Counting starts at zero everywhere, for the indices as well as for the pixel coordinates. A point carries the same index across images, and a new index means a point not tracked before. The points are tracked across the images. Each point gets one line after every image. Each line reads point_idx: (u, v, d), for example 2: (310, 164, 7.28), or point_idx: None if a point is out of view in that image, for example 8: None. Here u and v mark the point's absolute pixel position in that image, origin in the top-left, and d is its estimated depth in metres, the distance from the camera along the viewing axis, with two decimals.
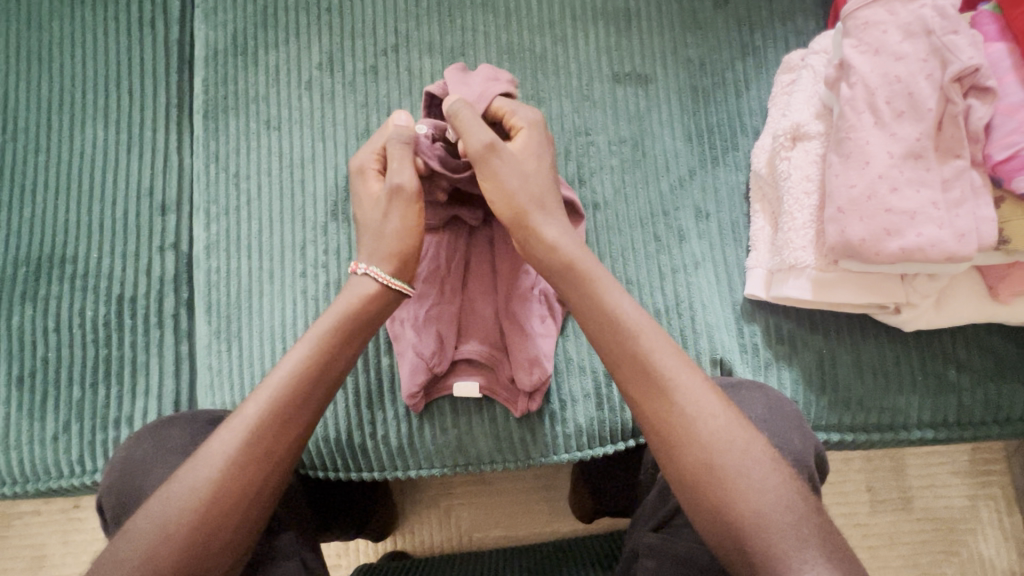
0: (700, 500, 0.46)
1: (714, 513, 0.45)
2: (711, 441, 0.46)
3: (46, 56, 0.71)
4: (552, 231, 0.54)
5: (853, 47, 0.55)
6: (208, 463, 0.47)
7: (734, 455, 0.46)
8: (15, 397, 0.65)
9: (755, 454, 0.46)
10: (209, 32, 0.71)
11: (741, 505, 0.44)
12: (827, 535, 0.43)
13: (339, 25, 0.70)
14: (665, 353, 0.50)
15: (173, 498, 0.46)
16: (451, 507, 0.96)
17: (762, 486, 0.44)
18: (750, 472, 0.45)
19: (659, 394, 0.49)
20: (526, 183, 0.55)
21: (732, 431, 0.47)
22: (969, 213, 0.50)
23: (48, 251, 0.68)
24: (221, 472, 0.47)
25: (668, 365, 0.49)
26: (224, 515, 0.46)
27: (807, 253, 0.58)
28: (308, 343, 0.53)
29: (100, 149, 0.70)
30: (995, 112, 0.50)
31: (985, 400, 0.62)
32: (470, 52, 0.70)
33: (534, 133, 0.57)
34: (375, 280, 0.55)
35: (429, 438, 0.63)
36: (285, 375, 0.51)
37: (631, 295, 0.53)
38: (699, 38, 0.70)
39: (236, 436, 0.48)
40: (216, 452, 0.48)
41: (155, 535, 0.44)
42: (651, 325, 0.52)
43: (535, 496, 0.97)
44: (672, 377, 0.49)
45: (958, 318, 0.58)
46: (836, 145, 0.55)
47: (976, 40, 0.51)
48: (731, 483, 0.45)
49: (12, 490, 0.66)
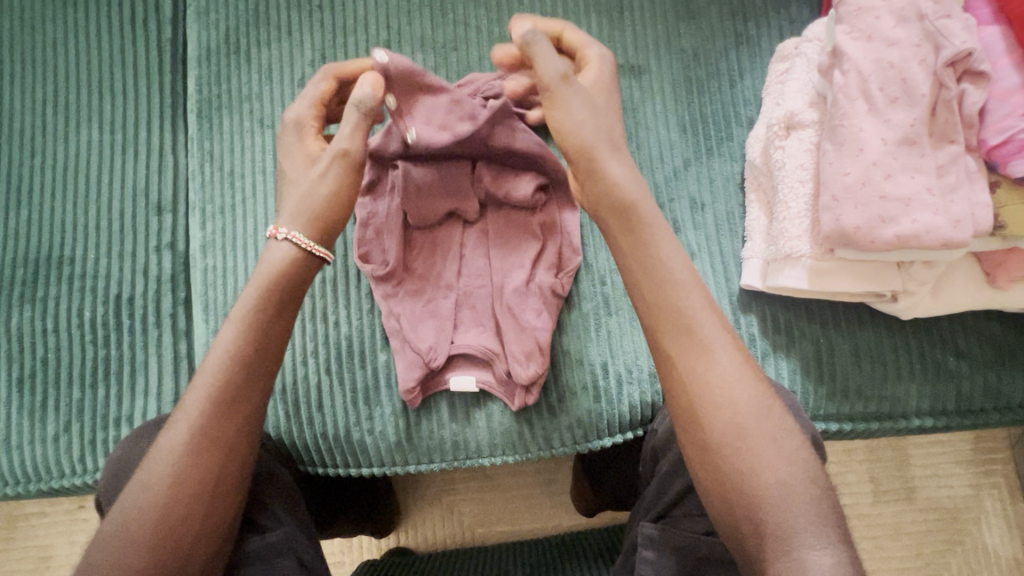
0: (723, 466, 0.45)
1: (736, 482, 0.45)
2: (743, 408, 0.46)
3: (41, 58, 0.71)
4: (619, 169, 0.51)
5: (846, 34, 0.54)
6: (161, 457, 0.48)
7: (764, 421, 0.46)
8: (16, 400, 0.66)
9: (778, 422, 0.46)
10: (202, 31, 0.71)
11: (760, 479, 0.44)
12: (830, 518, 0.43)
13: (331, 22, 0.70)
14: (705, 315, 0.49)
15: (131, 497, 0.47)
16: (454, 503, 0.97)
17: (788, 456, 0.45)
18: (776, 440, 0.46)
19: (698, 348, 0.48)
20: (598, 117, 0.51)
21: (752, 398, 0.47)
22: (965, 199, 0.50)
23: (46, 253, 0.68)
24: (172, 466, 0.47)
25: (708, 326, 0.48)
26: (191, 508, 0.47)
27: (803, 242, 0.58)
28: (235, 323, 0.51)
29: (96, 149, 0.70)
30: (990, 96, 0.50)
31: (985, 387, 0.61)
32: (462, 47, 0.70)
33: (601, 72, 0.54)
34: (298, 246, 0.52)
35: (427, 433, 0.63)
36: (220, 362, 0.50)
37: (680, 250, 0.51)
38: (692, 27, 0.70)
39: (179, 431, 0.48)
40: (165, 446, 0.48)
41: (118, 537, 0.45)
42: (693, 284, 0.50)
43: (538, 491, 0.98)
44: (713, 339, 0.48)
45: (955, 305, 0.58)
46: (830, 132, 0.54)
47: (969, 24, 0.51)
48: (756, 451, 0.45)
49: (14, 491, 0.66)
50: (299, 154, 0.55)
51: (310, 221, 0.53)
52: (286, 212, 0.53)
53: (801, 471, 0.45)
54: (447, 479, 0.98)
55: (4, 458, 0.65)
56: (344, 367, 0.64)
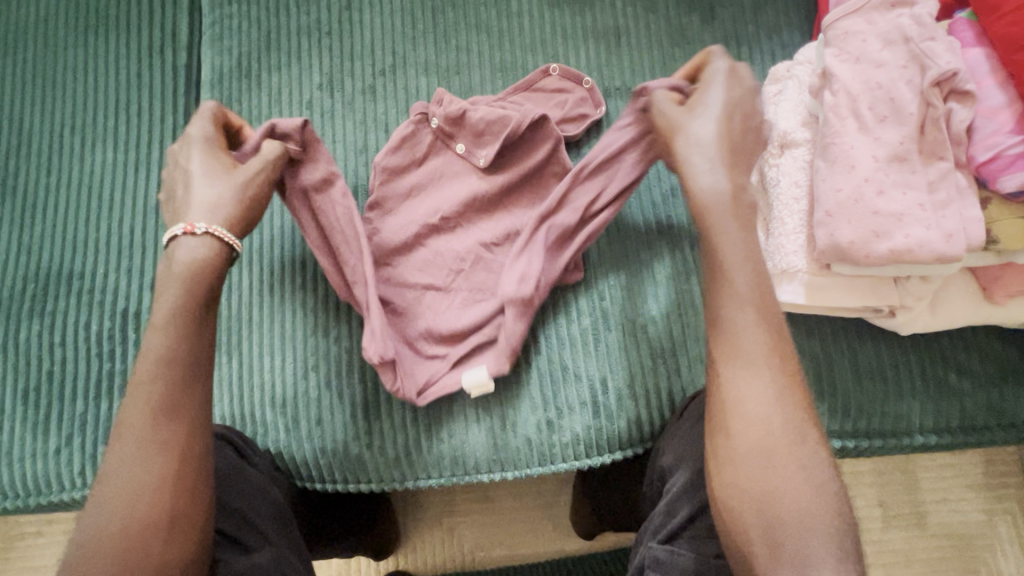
0: (738, 478, 0.45)
1: (755, 497, 0.44)
2: (777, 426, 0.46)
3: (62, 82, 0.75)
4: (706, 179, 0.53)
5: (835, 57, 0.56)
6: (110, 474, 0.46)
7: (798, 446, 0.45)
8: (20, 412, 0.66)
9: (814, 450, 0.45)
10: (215, 56, 0.74)
11: (781, 494, 0.44)
12: (828, 536, 0.42)
13: (339, 48, 0.73)
14: (760, 332, 0.48)
15: (89, 517, 0.45)
16: (455, 526, 1.02)
17: (815, 482, 0.44)
18: (806, 466, 0.45)
19: (745, 361, 0.48)
20: (701, 129, 0.54)
21: (787, 420, 0.46)
22: (956, 214, 0.51)
23: (57, 268, 0.70)
24: (128, 477, 0.46)
25: (756, 343, 0.48)
26: (147, 514, 0.45)
27: (799, 257, 0.58)
28: (167, 327, 0.49)
29: (110, 169, 0.73)
30: (976, 115, 0.50)
31: (988, 404, 0.60)
32: (465, 71, 0.73)
33: (717, 78, 0.56)
34: (223, 239, 0.53)
35: (426, 449, 0.63)
36: (157, 366, 0.48)
37: (754, 265, 0.50)
38: (687, 52, 0.72)
39: (126, 442, 0.46)
40: (116, 461, 0.46)
41: (81, 559, 0.44)
42: (756, 299, 0.49)
43: (538, 515, 1.03)
44: (762, 356, 0.48)
45: (952, 320, 0.58)
46: (822, 150, 0.56)
47: (953, 46, 0.52)
48: (781, 472, 0.45)
49: (12, 505, 0.66)
50: (215, 163, 0.55)
51: (235, 216, 0.54)
52: (201, 210, 0.53)
53: (819, 492, 0.44)
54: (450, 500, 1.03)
55: (6, 471, 0.65)
56: (344, 382, 0.64)
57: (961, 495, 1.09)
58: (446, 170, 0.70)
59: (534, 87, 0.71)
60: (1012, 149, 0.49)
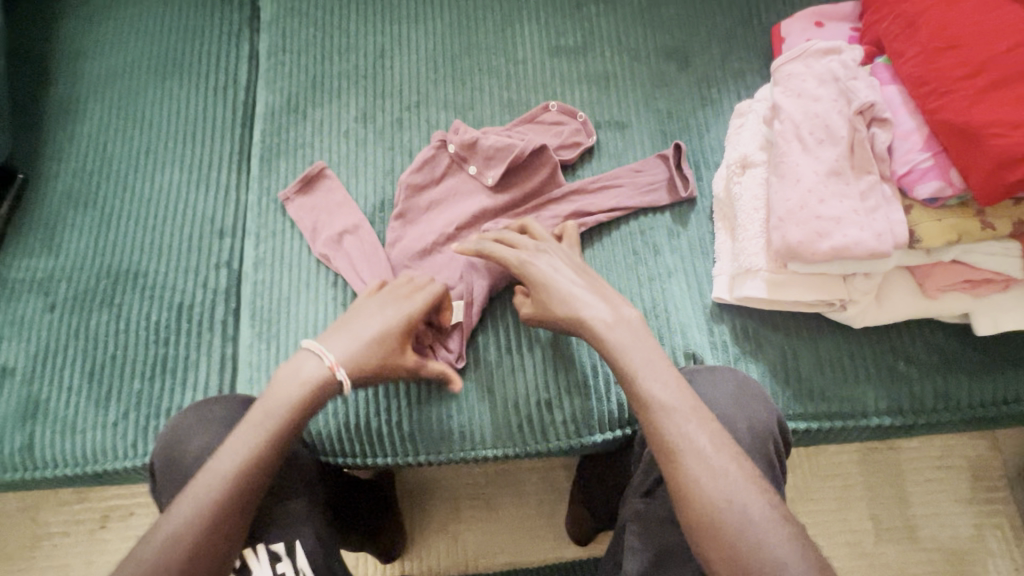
0: (705, 547, 0.52)
1: (722, 563, 0.51)
2: (722, 498, 0.52)
3: (140, 114, 0.89)
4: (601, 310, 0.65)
5: (782, 93, 0.68)
6: (221, 474, 0.57)
7: (744, 507, 0.52)
8: (85, 389, 0.76)
9: (761, 508, 0.52)
10: (269, 94, 0.88)
11: (744, 553, 0.50)
12: (770, 514, 0.52)
13: (373, 88, 0.88)
14: (684, 421, 0.56)
15: (191, 502, 0.56)
16: (458, 532, 1.12)
17: (769, 535, 0.51)
18: (757, 525, 0.51)
19: (664, 430, 0.56)
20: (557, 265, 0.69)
21: (729, 489, 0.53)
22: (884, 217, 0.61)
23: (125, 267, 0.82)
24: (230, 484, 0.57)
25: (682, 429, 0.56)
26: (234, 519, 0.56)
27: (759, 258, 0.69)
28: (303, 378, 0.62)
29: (176, 186, 0.86)
30: (894, 137, 0.62)
31: (934, 389, 0.68)
32: (477, 107, 0.86)
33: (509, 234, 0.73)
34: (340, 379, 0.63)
35: (437, 425, 0.72)
36: (282, 406, 0.61)
37: (665, 372, 0.60)
38: (666, 92, 0.85)
39: (242, 456, 0.58)
40: (227, 466, 0.57)
41: (176, 534, 0.54)
42: (672, 397, 0.58)
43: (540, 522, 1.12)
44: (686, 442, 0.55)
45: (896, 313, 0.67)
46: (774, 168, 0.67)
47: (873, 84, 0.64)
48: (737, 536, 0.51)
49: (71, 472, 0.75)
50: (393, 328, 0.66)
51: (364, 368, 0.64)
52: (350, 359, 0.63)
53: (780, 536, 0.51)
54: (456, 508, 1.13)
55: (69, 440, 0.75)
56: None
57: (948, 510, 1.13)
58: (452, 187, 0.82)
59: (535, 120, 0.84)
60: (924, 163, 0.59)
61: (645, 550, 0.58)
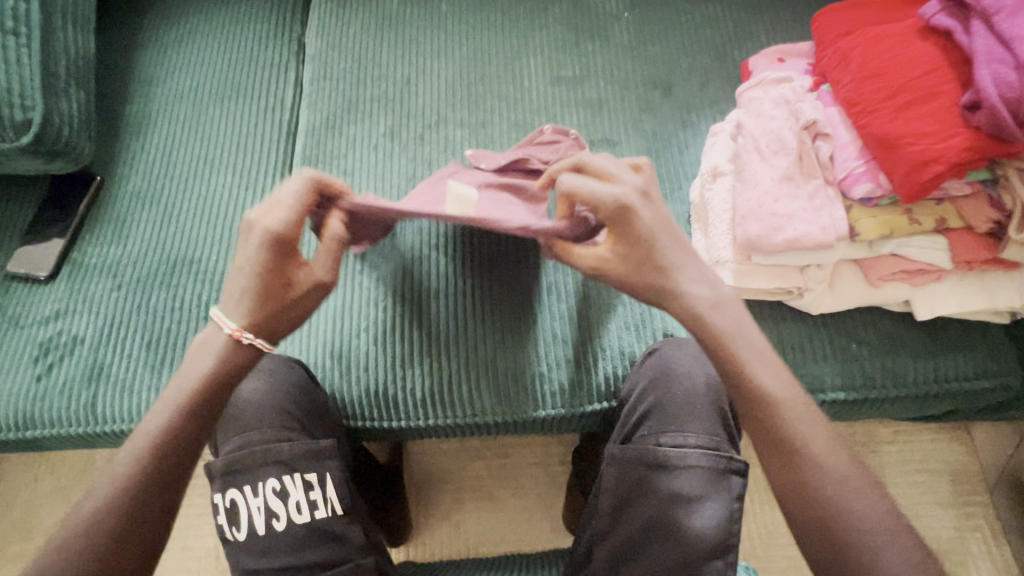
0: (821, 531, 0.55)
1: (831, 543, 0.54)
2: (839, 488, 0.55)
3: (201, 129, 1.04)
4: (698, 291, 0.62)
5: (746, 114, 0.81)
6: (126, 457, 0.58)
7: (856, 495, 0.55)
8: (145, 357, 0.88)
9: (872, 497, 0.55)
10: (311, 114, 1.03)
11: (854, 535, 0.54)
12: (867, 493, 0.55)
13: (399, 110, 1.02)
14: (799, 415, 0.58)
15: (105, 488, 0.57)
16: (460, 521, 1.19)
17: (875, 519, 0.54)
18: (866, 510, 0.55)
19: (784, 423, 0.57)
20: (653, 216, 0.63)
21: (847, 479, 0.56)
22: (828, 214, 0.72)
23: (183, 255, 0.95)
24: (137, 464, 0.58)
25: (802, 423, 0.57)
26: (147, 499, 0.57)
27: (727, 251, 0.79)
28: (213, 351, 0.62)
29: (229, 189, 1.00)
30: (835, 148, 0.74)
31: (883, 368, 0.78)
32: (489, 126, 1.00)
33: (609, 167, 0.65)
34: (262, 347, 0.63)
35: (448, 392, 0.82)
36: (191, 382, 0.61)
37: (780, 368, 0.60)
38: (651, 116, 0.99)
39: (148, 437, 0.59)
40: (133, 450, 0.58)
41: (94, 518, 0.56)
42: (793, 392, 0.59)
43: (538, 513, 1.20)
44: (804, 435, 0.57)
45: (847, 299, 0.77)
46: (739, 174, 0.79)
47: (817, 105, 0.77)
48: (850, 521, 0.54)
49: (127, 428, 0.86)
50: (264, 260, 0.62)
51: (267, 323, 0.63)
52: (247, 318, 0.62)
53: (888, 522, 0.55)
54: (458, 497, 1.21)
55: (128, 400, 0.86)
56: (385, 337, 0.83)
57: (930, 511, 1.18)
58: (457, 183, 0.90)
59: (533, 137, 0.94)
60: (858, 168, 0.71)
61: (618, 486, 0.71)
